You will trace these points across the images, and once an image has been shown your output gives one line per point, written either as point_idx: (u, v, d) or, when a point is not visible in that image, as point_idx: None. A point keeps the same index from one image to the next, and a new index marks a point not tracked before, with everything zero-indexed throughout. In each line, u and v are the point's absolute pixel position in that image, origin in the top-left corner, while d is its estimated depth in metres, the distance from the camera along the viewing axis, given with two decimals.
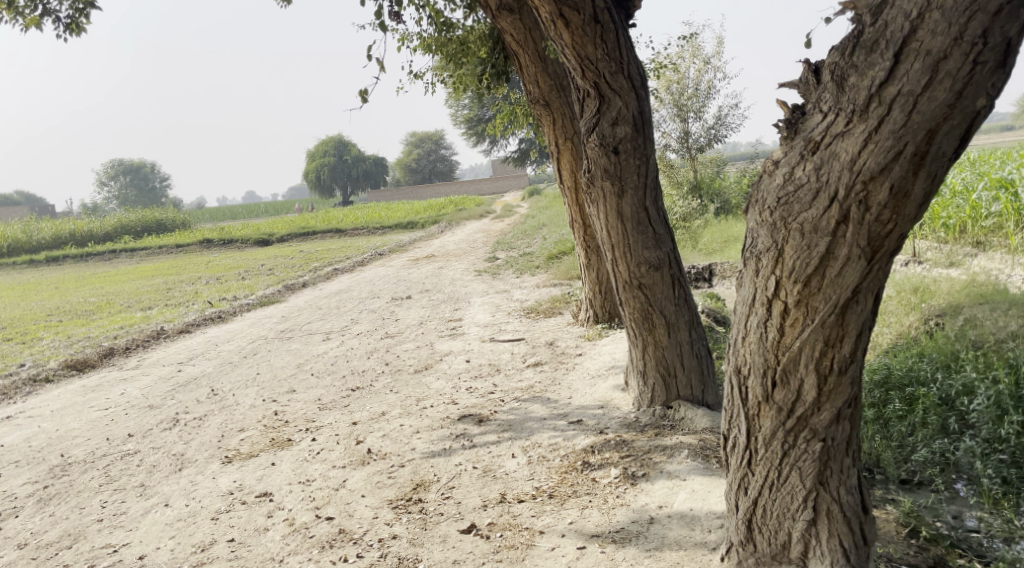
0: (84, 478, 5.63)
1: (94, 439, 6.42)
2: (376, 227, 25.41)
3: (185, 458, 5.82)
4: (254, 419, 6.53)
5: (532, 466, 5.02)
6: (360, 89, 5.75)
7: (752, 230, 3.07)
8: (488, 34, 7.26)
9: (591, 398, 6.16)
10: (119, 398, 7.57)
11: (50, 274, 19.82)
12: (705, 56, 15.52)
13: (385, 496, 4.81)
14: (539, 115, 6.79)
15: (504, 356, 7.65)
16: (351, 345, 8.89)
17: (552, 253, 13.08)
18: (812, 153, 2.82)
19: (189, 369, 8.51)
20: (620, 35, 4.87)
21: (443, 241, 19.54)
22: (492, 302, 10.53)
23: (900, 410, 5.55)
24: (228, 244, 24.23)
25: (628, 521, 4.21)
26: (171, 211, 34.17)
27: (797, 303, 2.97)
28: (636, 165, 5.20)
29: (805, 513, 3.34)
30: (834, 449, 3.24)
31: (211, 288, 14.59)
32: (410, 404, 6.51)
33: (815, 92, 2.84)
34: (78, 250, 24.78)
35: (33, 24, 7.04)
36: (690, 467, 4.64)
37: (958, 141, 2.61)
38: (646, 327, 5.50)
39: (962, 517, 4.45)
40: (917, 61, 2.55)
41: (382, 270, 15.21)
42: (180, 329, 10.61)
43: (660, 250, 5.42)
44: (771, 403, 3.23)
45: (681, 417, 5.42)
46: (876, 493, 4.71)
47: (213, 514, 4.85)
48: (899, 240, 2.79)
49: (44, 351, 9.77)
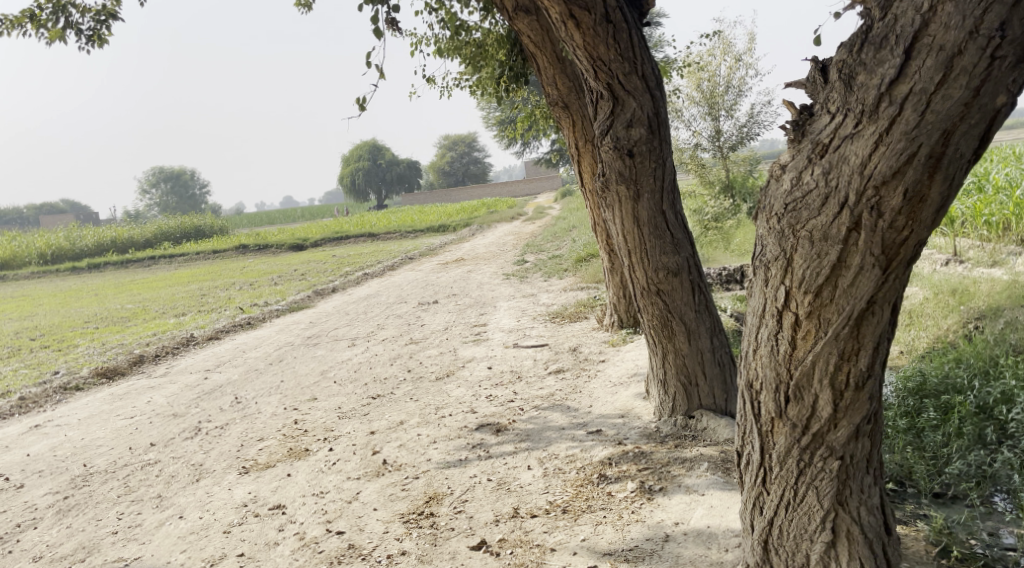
0: (104, 489, 5.64)
1: (116, 449, 6.45)
2: (409, 231, 25.46)
3: (204, 468, 5.80)
4: (274, 429, 6.50)
5: (547, 479, 4.90)
6: (357, 100, 4.72)
7: (761, 239, 2.91)
8: (505, 37, 7.15)
9: (612, 407, 6.01)
10: (145, 407, 7.61)
11: (90, 281, 20.22)
12: (737, 53, 15.24)
13: (397, 510, 4.73)
14: (558, 118, 6.67)
15: (526, 363, 7.54)
16: (375, 352, 8.85)
17: (580, 256, 12.93)
18: (820, 156, 2.65)
19: (215, 376, 8.53)
20: (633, 35, 4.73)
21: (474, 244, 19.52)
22: (517, 307, 10.41)
23: (935, 420, 5.30)
24: (263, 249, 24.45)
25: (642, 538, 4.07)
26: (210, 217, 34.65)
27: (809, 315, 2.80)
28: (653, 168, 5.05)
29: (823, 535, 3.16)
30: (853, 467, 3.07)
31: (243, 294, 14.66)
32: (429, 412, 6.43)
33: (823, 91, 2.67)
34: (120, 257, 25.30)
35: (56, 37, 7.11)
36: (709, 481, 4.49)
37: (976, 143, 2.44)
38: (665, 335, 5.34)
39: (999, 534, 4.24)
40: (929, 57, 2.38)
41: (412, 274, 15.18)
42: (209, 336, 10.67)
43: (679, 255, 5.26)
44: (784, 419, 3.06)
45: (704, 427, 5.23)
46: (907, 508, 4.49)
47: (225, 526, 4.81)
48: (917, 247, 2.61)
49: (78, 359, 9.90)
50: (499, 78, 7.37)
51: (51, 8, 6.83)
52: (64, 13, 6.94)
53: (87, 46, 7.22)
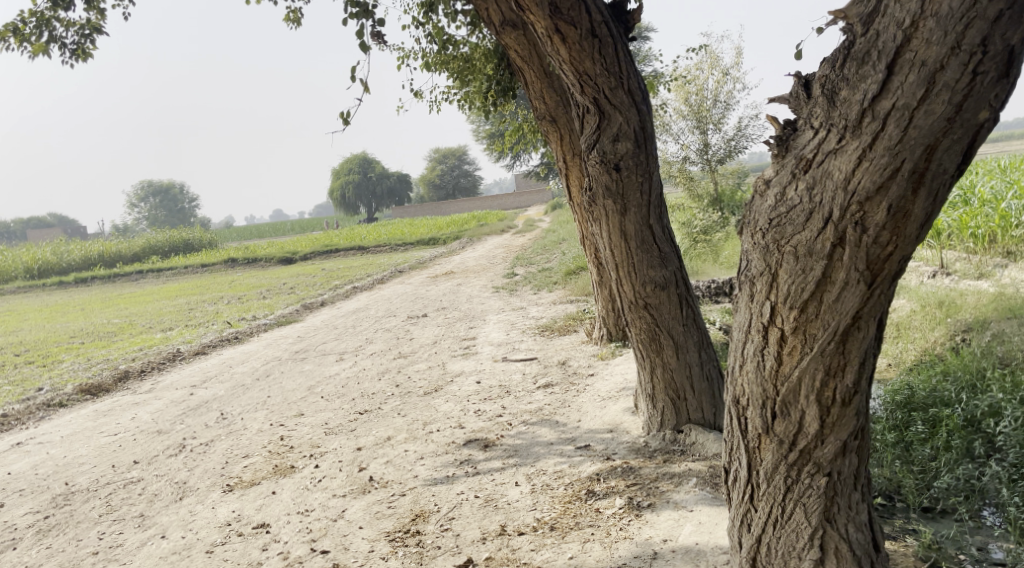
0: (85, 508, 5.56)
1: (99, 466, 6.36)
2: (398, 244, 25.42)
3: (187, 486, 5.73)
4: (259, 445, 6.43)
5: (535, 495, 4.85)
6: (340, 114, 4.75)
7: (745, 254, 2.90)
8: (492, 52, 7.16)
9: (600, 422, 5.97)
10: (129, 423, 7.52)
11: (77, 295, 20.08)
12: (724, 67, 15.34)
13: (382, 528, 4.68)
14: (546, 132, 6.63)
15: (515, 377, 7.50)
16: (363, 366, 8.79)
17: (570, 269, 12.93)
18: (804, 171, 2.64)
19: (201, 392, 8.44)
20: (619, 49, 4.73)
21: (464, 257, 19.46)
22: (507, 320, 10.38)
23: (923, 433, 5.31)
24: (253, 263, 24.32)
25: (631, 556, 4.04)
26: (198, 230, 34.50)
27: (794, 331, 2.79)
28: (640, 182, 5.03)
29: (811, 552, 3.14)
30: (841, 484, 3.04)
31: (231, 308, 14.58)
32: (416, 428, 6.37)
33: (806, 106, 2.66)
34: (107, 271, 25.12)
35: (40, 51, 7.07)
36: (698, 497, 4.47)
37: (960, 158, 2.43)
38: (654, 349, 5.33)
39: (988, 550, 4.29)
40: (912, 72, 2.37)
41: (401, 287, 15.12)
42: (196, 351, 10.57)
43: (666, 269, 5.24)
44: (771, 435, 3.03)
45: (693, 442, 5.22)
46: (896, 523, 4.54)
47: (208, 546, 4.74)
48: (902, 262, 2.60)
49: (63, 374, 9.80)
50: (486, 92, 7.35)
51: (35, 22, 6.80)
52: (48, 27, 6.90)
53: (71, 60, 7.18)
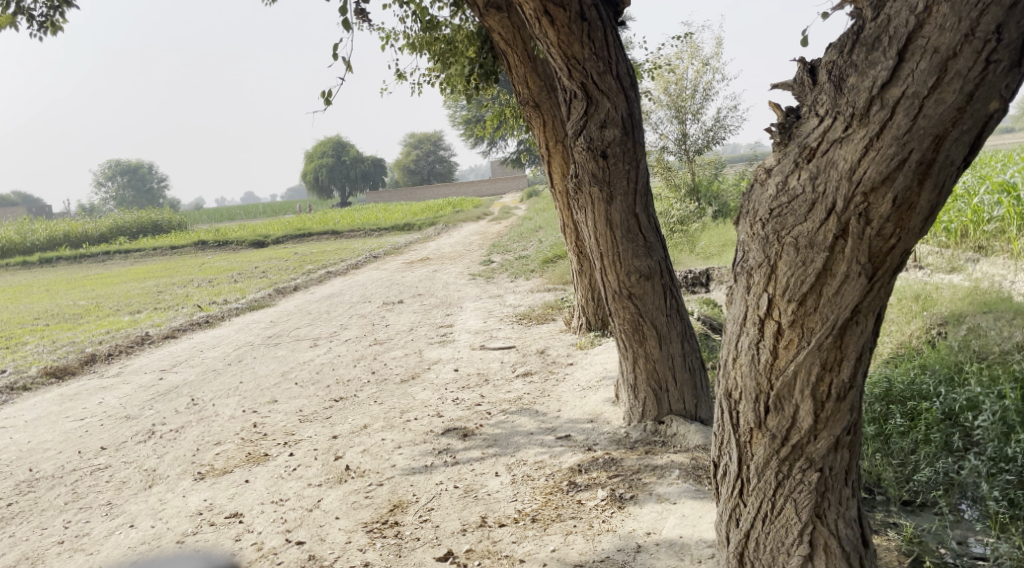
0: (51, 495, 5.40)
1: (65, 452, 6.17)
2: (372, 229, 25.17)
3: (157, 474, 5.57)
4: (232, 432, 6.28)
5: (515, 486, 4.78)
6: (323, 92, 4.57)
7: (743, 244, 2.83)
8: (475, 34, 7.02)
9: (580, 412, 5.91)
10: (96, 408, 7.32)
11: (42, 276, 19.58)
12: (704, 57, 15.31)
13: (359, 518, 4.57)
14: (529, 117, 6.50)
15: (493, 365, 7.42)
16: (338, 352, 8.65)
17: (547, 258, 12.87)
18: (807, 161, 2.57)
19: (171, 376, 8.26)
20: (608, 33, 4.65)
21: (439, 243, 19.34)
22: (484, 308, 10.27)
23: (902, 426, 5.33)
24: (223, 246, 23.93)
25: (614, 549, 3.98)
26: (168, 211, 33.89)
27: (792, 324, 2.72)
28: (626, 170, 4.95)
29: (800, 548, 3.10)
30: (832, 480, 3.00)
31: (201, 292, 14.30)
32: (393, 416, 6.26)
33: (811, 93, 2.59)
34: (73, 251, 24.54)
35: (6, 23, 6.81)
36: (680, 489, 4.43)
37: (967, 149, 2.37)
38: (637, 340, 5.26)
39: (968, 544, 4.30)
40: (923, 59, 2.30)
41: (376, 273, 14.95)
42: (166, 335, 10.33)
43: (651, 259, 5.17)
44: (763, 430, 2.97)
45: (674, 433, 5.18)
46: (878, 517, 4.55)
47: (179, 536, 4.61)
48: (903, 255, 2.54)
49: (27, 357, 9.53)
50: (467, 76, 7.23)
51: None
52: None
53: (40, 33, 6.93)
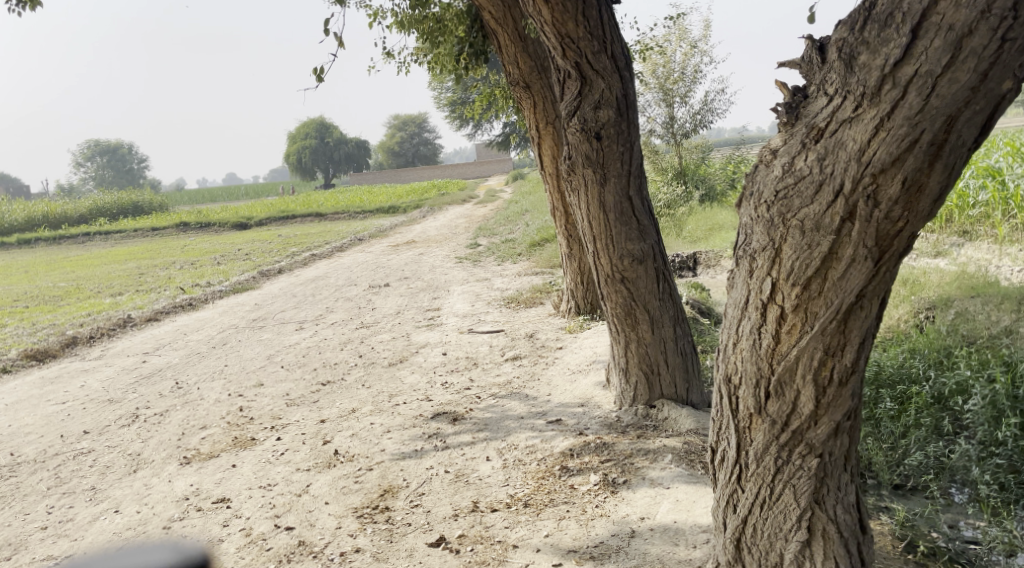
0: (33, 480, 5.30)
1: (46, 437, 6.06)
2: (356, 211, 24.97)
3: (142, 458, 5.48)
4: (218, 416, 6.19)
5: (507, 471, 4.74)
6: (314, 69, 4.50)
7: (746, 227, 2.78)
8: (465, 12, 6.91)
9: (571, 396, 5.87)
10: (78, 392, 7.20)
11: (21, 257, 19.28)
12: (692, 40, 15.24)
13: (349, 503, 4.51)
14: (519, 98, 6.41)
15: (482, 349, 7.36)
16: (325, 335, 8.56)
17: (534, 241, 12.81)
18: (815, 141, 2.52)
19: (154, 360, 8.14)
20: (603, 11, 4.56)
21: (425, 226, 19.22)
22: (471, 291, 10.19)
23: (892, 410, 5.33)
24: (205, 228, 23.65)
25: (608, 534, 3.94)
26: (149, 192, 33.45)
27: (796, 308, 2.68)
28: (620, 152, 4.90)
29: (798, 534, 3.06)
30: (832, 465, 2.97)
31: (184, 274, 14.12)
32: (382, 400, 6.20)
33: (820, 72, 2.53)
34: (51, 232, 24.15)
35: None
36: (674, 474, 4.40)
37: (979, 130, 2.32)
38: (629, 324, 5.21)
39: (959, 527, 4.29)
40: (937, 36, 2.25)
41: (362, 256, 14.83)
42: (148, 317, 10.19)
43: (644, 242, 5.12)
44: (763, 415, 2.94)
45: (665, 417, 5.15)
46: (870, 501, 4.54)
47: (165, 522, 4.53)
48: (910, 239, 2.50)
49: (6, 339, 9.37)
50: (456, 56, 7.14)
51: None
52: None
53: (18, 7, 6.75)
